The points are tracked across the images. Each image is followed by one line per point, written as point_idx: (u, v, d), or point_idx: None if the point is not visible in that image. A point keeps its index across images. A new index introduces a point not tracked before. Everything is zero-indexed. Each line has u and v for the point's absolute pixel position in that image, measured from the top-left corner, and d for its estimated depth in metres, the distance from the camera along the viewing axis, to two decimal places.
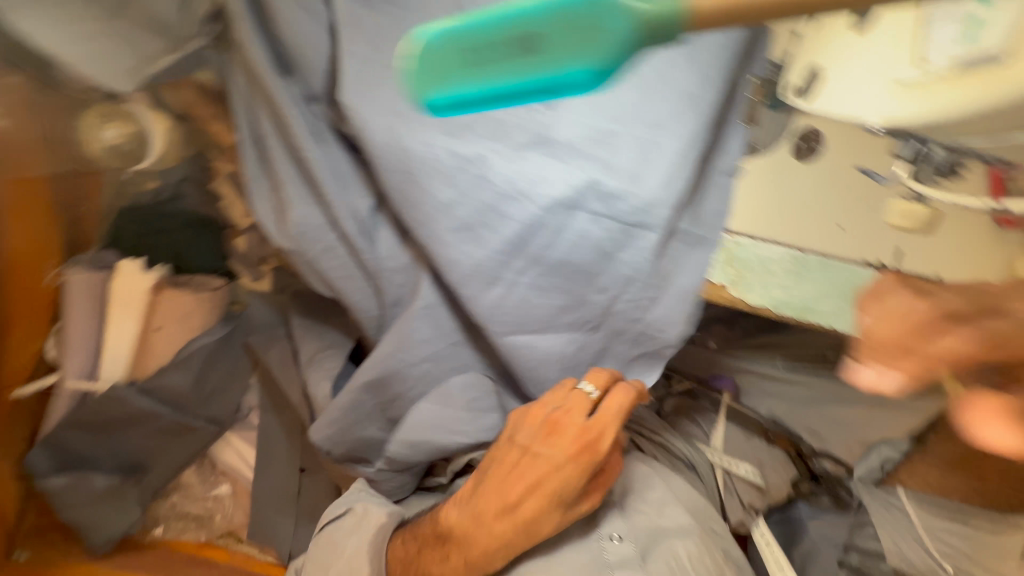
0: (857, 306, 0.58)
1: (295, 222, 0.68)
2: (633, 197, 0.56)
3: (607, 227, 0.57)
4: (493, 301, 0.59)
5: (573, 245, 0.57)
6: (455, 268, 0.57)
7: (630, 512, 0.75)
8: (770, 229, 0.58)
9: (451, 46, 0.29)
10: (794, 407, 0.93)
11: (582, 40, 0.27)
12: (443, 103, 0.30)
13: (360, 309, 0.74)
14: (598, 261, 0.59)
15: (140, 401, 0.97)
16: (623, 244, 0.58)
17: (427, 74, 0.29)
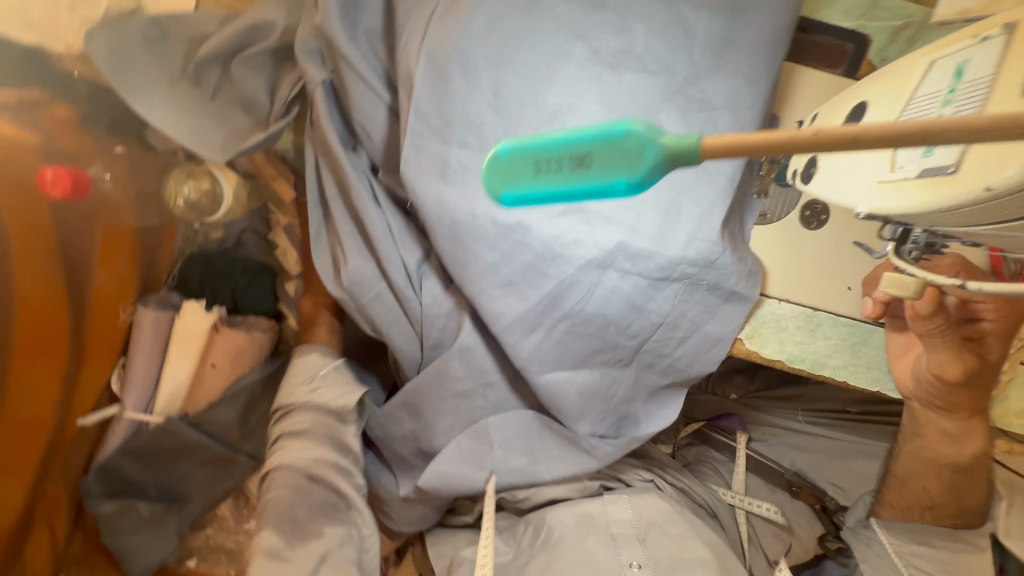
0: (861, 359, 0.64)
1: (351, 271, 0.77)
2: (662, 255, 0.59)
3: (637, 283, 0.61)
4: (532, 349, 0.66)
5: (605, 300, 0.62)
6: (499, 320, 0.64)
7: (652, 545, 0.74)
8: (785, 288, 0.63)
9: (523, 155, 0.31)
10: (817, 460, 0.97)
11: (631, 161, 0.28)
12: (509, 200, 0.31)
13: (402, 350, 0.82)
14: (629, 314, 0.63)
15: (191, 433, 1.04)
16: (652, 297, 0.62)
17: (498, 181, 0.32)
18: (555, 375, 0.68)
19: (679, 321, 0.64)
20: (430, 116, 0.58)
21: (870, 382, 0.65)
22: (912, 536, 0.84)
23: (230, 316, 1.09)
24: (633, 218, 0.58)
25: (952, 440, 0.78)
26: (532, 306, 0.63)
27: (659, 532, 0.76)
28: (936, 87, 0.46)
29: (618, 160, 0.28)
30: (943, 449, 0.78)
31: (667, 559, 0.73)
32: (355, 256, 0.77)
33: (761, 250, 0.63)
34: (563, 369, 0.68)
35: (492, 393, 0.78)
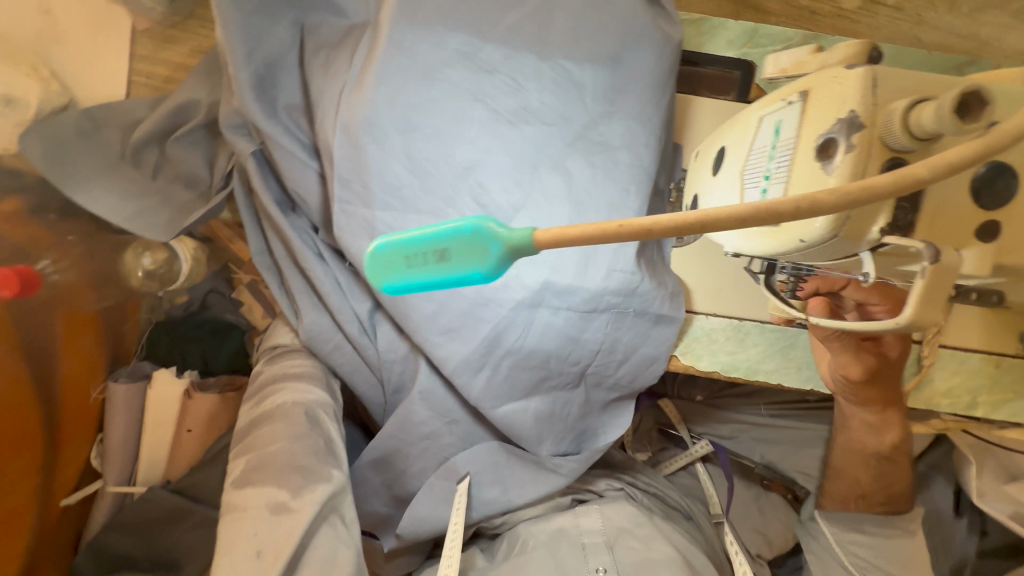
0: (795, 360, 0.67)
1: (306, 327, 0.78)
2: (586, 289, 0.63)
3: (568, 317, 0.65)
4: (482, 387, 0.68)
5: (541, 335, 0.65)
6: (448, 363, 0.67)
7: (619, 550, 0.75)
8: (711, 303, 0.67)
9: (393, 251, 0.34)
10: (786, 451, 1.00)
11: (480, 253, 0.31)
12: (389, 290, 0.34)
13: (366, 397, 0.84)
14: (566, 345, 0.66)
15: (174, 499, 1.03)
16: (585, 328, 0.65)
17: (379, 273, 0.34)
18: (510, 409, 0.70)
19: (615, 347, 0.67)
20: (352, 183, 0.61)
21: (805, 381, 0.68)
22: (850, 528, 0.85)
23: (202, 379, 1.10)
24: (555, 257, 0.62)
25: (874, 431, 0.81)
26: (475, 349, 0.66)
27: (627, 536, 0.77)
28: (766, 139, 0.46)
29: (472, 253, 0.31)
30: (867, 440, 0.81)
31: (634, 563, 0.73)
32: (310, 311, 0.78)
33: (681, 270, 0.68)
34: (515, 402, 0.70)
35: (457, 429, 0.80)
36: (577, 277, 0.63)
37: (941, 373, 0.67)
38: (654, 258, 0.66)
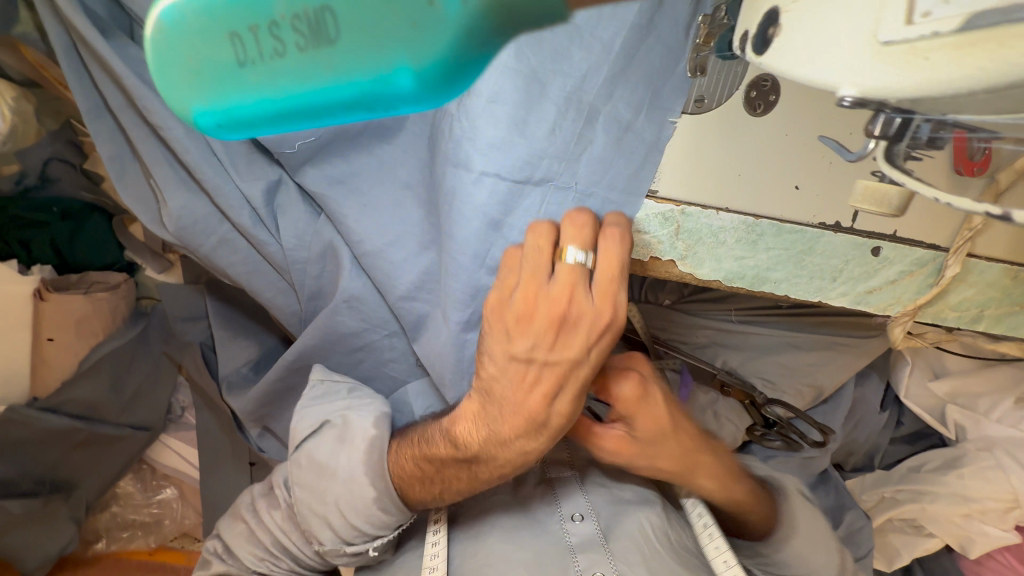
0: (804, 267, 0.55)
1: (173, 214, 0.57)
2: (526, 151, 0.50)
3: (494, 189, 0.51)
4: (421, 273, 0.58)
5: (456, 210, 0.52)
6: (370, 241, 0.57)
7: (592, 490, 0.72)
8: (719, 195, 0.51)
9: (224, 34, 0.25)
10: (751, 356, 0.95)
11: (395, 27, 0.24)
12: (224, 114, 0.27)
13: (277, 307, 0.66)
14: (486, 231, 0.53)
15: (48, 419, 0.87)
16: (514, 210, 0.52)
17: (190, 85, 0.27)
18: (421, 307, 0.60)
19: (527, 245, 0.52)
20: None
21: (811, 292, 0.57)
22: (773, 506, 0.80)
23: (57, 277, 0.87)
24: (521, 111, 0.49)
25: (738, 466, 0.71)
26: (404, 225, 0.57)
27: (598, 473, 0.74)
28: None
29: (320, 63, 0.25)
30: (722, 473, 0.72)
31: (608, 507, 0.71)
32: (176, 192, 0.57)
33: (690, 151, 0.50)
34: (427, 297, 0.59)
35: (396, 342, 0.66)
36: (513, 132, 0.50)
37: (957, 284, 0.58)
38: (645, 137, 0.50)
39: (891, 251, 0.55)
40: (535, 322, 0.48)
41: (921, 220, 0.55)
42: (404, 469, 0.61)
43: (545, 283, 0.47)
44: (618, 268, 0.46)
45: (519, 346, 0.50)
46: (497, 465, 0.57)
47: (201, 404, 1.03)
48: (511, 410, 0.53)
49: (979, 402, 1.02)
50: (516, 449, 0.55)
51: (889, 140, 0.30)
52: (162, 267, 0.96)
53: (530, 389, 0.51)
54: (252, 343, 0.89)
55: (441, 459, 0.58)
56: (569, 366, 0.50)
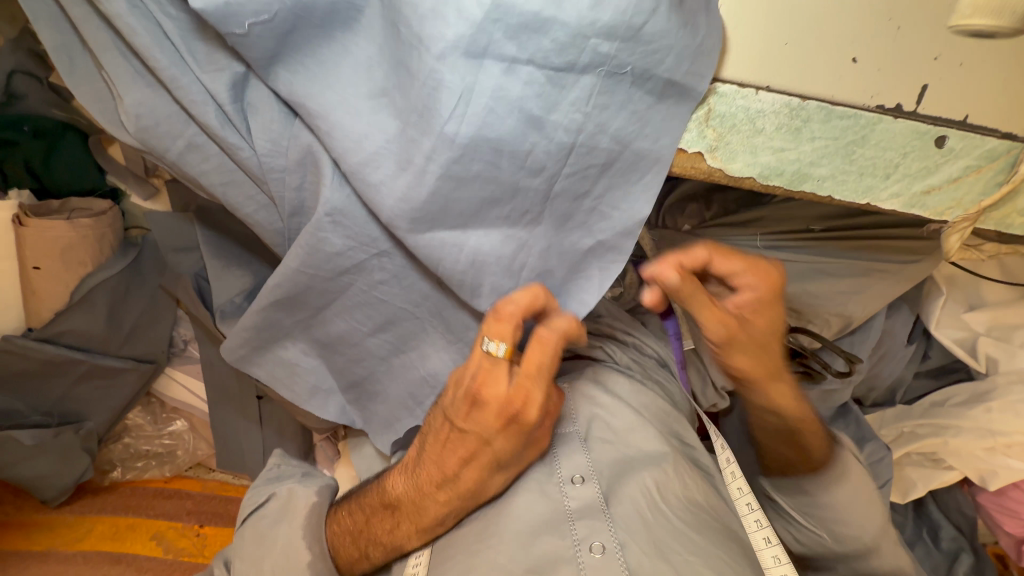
0: (853, 163, 0.48)
1: (130, 112, 0.51)
2: (567, 29, 0.42)
3: (530, 80, 0.44)
4: (402, 195, 0.49)
5: (485, 111, 0.45)
6: (345, 159, 0.49)
7: (595, 446, 0.71)
8: (764, 66, 0.44)
9: None
10: (782, 288, 0.89)
11: None
12: None
13: (259, 224, 0.60)
14: (525, 133, 0.46)
15: (46, 349, 0.86)
16: (557, 105, 0.45)
17: None
18: (426, 237, 0.51)
19: (556, 139, 0.46)
20: None
21: (860, 194, 0.50)
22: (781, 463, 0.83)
23: (37, 202, 0.82)
24: None
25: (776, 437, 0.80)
26: (390, 142, 0.48)
27: (603, 426, 0.73)
28: None
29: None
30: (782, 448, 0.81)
31: (611, 467, 0.69)
32: (130, 85, 0.50)
33: (735, 16, 0.43)
34: (449, 231, 0.51)
35: (389, 263, 0.61)
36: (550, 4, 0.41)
37: None
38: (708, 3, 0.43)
39: (958, 141, 0.47)
40: (483, 409, 0.56)
41: (997, 101, 0.46)
42: (341, 527, 0.71)
43: (474, 369, 0.56)
44: (531, 370, 0.54)
45: (441, 432, 0.62)
46: (418, 511, 0.66)
47: (202, 337, 1.01)
48: (430, 474, 0.64)
49: (1013, 334, 0.95)
50: (435, 501, 0.65)
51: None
52: (148, 195, 0.90)
53: (456, 460, 0.62)
54: (246, 273, 0.85)
55: (373, 509, 0.70)
56: (475, 436, 0.59)
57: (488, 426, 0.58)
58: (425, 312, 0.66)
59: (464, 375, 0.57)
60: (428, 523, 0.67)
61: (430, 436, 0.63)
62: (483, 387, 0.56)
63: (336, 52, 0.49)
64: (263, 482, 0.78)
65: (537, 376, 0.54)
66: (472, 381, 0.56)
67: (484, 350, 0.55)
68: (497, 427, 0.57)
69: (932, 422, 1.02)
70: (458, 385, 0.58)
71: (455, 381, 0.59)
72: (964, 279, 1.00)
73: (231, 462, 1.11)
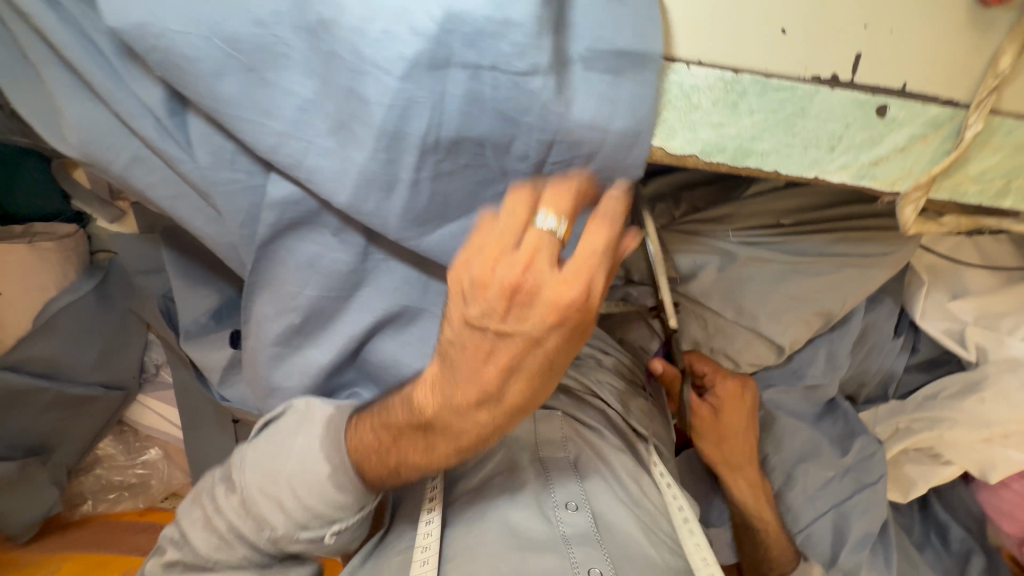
0: (797, 137, 0.48)
1: (72, 126, 0.51)
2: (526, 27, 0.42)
3: (495, 84, 0.44)
4: (400, 209, 0.51)
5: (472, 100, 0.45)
6: (332, 193, 0.50)
7: (585, 473, 0.73)
8: (691, 44, 0.44)
9: None
10: (760, 287, 0.86)
11: None
12: None
13: (211, 237, 0.60)
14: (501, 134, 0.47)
15: (10, 378, 0.84)
16: (527, 113, 0.45)
17: None
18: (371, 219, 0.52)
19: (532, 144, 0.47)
20: None
21: (806, 168, 0.50)
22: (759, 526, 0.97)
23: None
24: None
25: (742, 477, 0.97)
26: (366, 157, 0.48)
27: (592, 461, 0.75)
28: None
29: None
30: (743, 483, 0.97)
31: (601, 497, 0.70)
32: (70, 99, 0.50)
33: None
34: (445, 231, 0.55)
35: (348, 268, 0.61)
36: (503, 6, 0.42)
37: (979, 148, 0.50)
38: None
39: (899, 110, 0.47)
40: (532, 306, 0.51)
41: (934, 71, 0.46)
42: (362, 439, 0.66)
43: (521, 232, 0.50)
44: (594, 250, 0.50)
45: (478, 330, 0.54)
46: (455, 434, 0.61)
47: (174, 361, 0.99)
48: (463, 386, 0.58)
49: (1002, 322, 0.92)
50: (473, 416, 0.60)
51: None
52: (112, 217, 0.88)
53: (497, 372, 0.56)
54: (211, 291, 0.83)
55: (401, 428, 0.63)
56: (521, 340, 0.53)
57: (534, 324, 0.52)
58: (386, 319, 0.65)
59: (504, 258, 0.50)
60: (463, 442, 0.62)
61: (462, 343, 0.55)
62: (533, 276, 0.50)
63: (255, 80, 0.46)
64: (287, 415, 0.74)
65: (600, 261, 0.50)
66: (513, 272, 0.50)
67: (535, 225, 0.49)
68: (548, 325, 0.52)
69: (925, 416, 0.99)
70: (494, 255, 0.50)
71: (477, 279, 0.51)
72: (944, 268, 0.98)
73: None
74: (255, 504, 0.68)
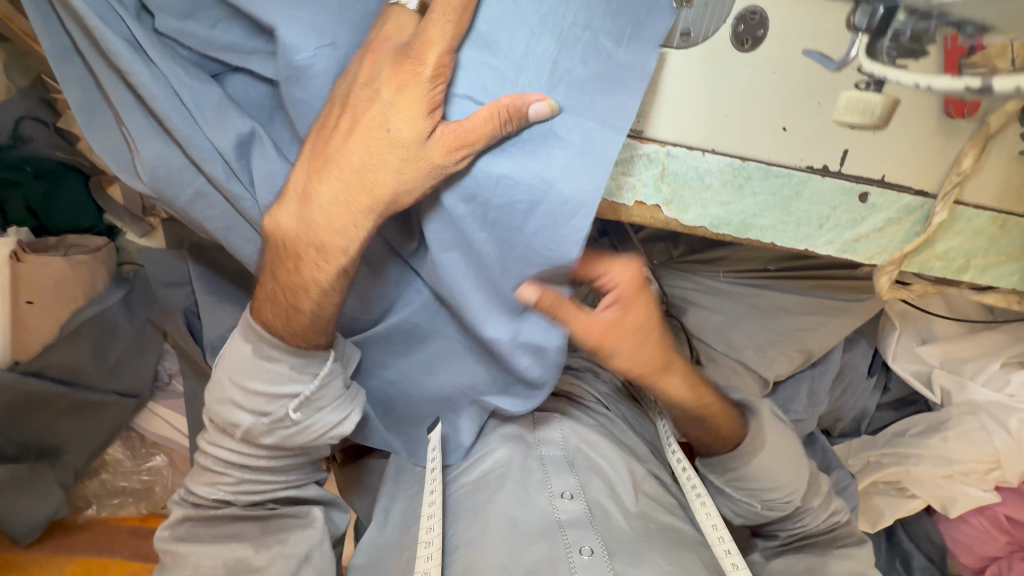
0: (791, 215, 0.55)
1: (146, 163, 0.56)
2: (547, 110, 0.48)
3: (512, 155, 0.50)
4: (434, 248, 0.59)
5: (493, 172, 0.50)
6: None
7: (580, 469, 0.75)
8: (705, 134, 0.50)
9: None
10: (748, 325, 0.94)
11: None
12: None
13: (257, 265, 0.65)
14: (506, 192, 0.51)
15: (32, 383, 0.87)
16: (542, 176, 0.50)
17: None
18: None
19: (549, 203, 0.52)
20: None
21: (798, 241, 0.57)
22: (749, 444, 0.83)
23: (34, 239, 0.86)
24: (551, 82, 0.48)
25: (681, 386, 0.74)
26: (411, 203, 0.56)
27: (586, 455, 0.77)
28: None
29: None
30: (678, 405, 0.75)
31: (597, 489, 0.73)
32: (146, 140, 0.56)
33: (681, 92, 0.49)
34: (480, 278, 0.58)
35: None
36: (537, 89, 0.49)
37: (944, 232, 0.58)
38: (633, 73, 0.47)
39: (878, 197, 0.55)
40: (381, 70, 0.50)
41: (907, 166, 0.54)
42: (269, 309, 0.60)
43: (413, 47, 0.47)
44: (499, 119, 0.47)
45: (344, 141, 0.52)
46: (323, 255, 0.56)
47: (187, 371, 1.02)
48: (319, 198, 0.54)
49: (965, 366, 1.03)
50: (332, 246, 0.56)
51: (873, 33, 0.46)
52: (143, 232, 0.93)
53: (371, 155, 0.51)
54: (237, 308, 0.87)
55: (277, 274, 0.59)
56: (370, 130, 0.51)
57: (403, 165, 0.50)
58: None
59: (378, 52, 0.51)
60: (351, 181, 0.53)
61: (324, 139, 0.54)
62: (388, 159, 0.51)
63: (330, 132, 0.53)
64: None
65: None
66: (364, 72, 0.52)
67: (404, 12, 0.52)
68: (402, 98, 0.49)
69: (895, 452, 1.06)
70: (362, 78, 0.51)
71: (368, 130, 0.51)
72: (916, 315, 1.06)
73: None
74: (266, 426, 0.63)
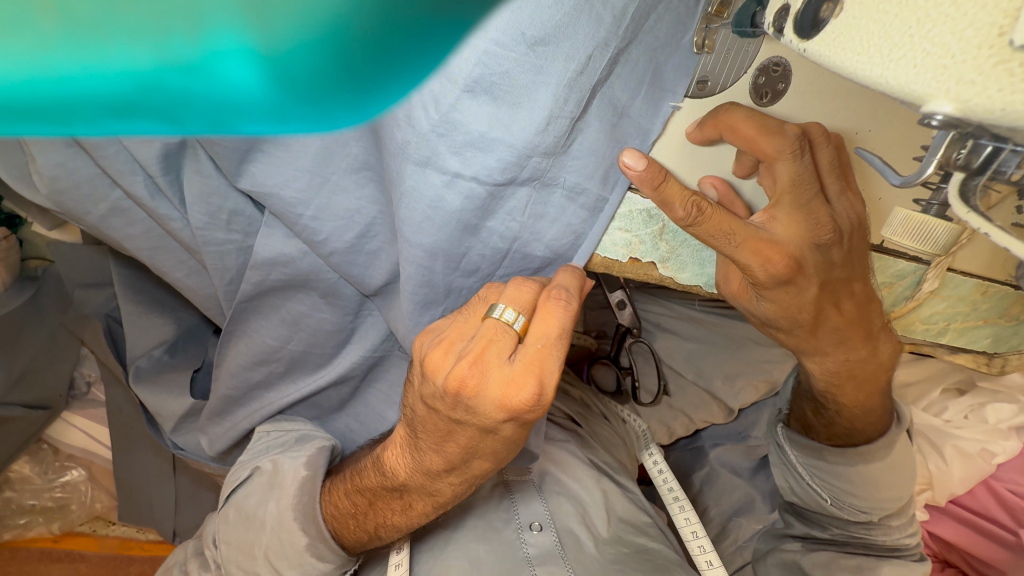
0: None
1: (44, 173, 0.46)
2: (511, 150, 0.40)
3: (470, 194, 0.42)
4: (386, 278, 0.51)
5: (426, 215, 0.43)
6: (351, 269, 0.51)
7: (550, 498, 0.70)
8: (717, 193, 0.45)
9: None
10: (720, 353, 0.88)
11: None
12: None
13: (189, 289, 0.56)
14: (461, 235, 0.45)
15: None
16: (494, 215, 0.44)
17: None
18: (360, 270, 0.51)
19: (512, 243, 0.46)
20: None
21: None
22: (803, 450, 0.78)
23: None
24: (535, 127, 0.39)
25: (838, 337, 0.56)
26: (368, 229, 0.48)
27: (557, 480, 0.72)
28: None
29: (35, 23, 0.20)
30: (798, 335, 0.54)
31: (570, 521, 0.68)
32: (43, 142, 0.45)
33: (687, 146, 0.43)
34: (438, 310, 0.51)
35: (335, 333, 0.58)
36: (501, 130, 0.39)
37: (931, 298, 0.57)
38: (645, 128, 0.41)
39: (877, 262, 0.52)
40: (444, 373, 0.43)
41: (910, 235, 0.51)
42: (338, 504, 0.59)
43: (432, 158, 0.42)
44: (544, 350, 0.42)
45: (431, 390, 0.44)
46: (429, 495, 0.53)
47: (108, 379, 0.90)
48: (428, 448, 0.49)
49: (908, 392, 0.89)
50: (448, 484, 0.51)
51: (969, 173, 0.22)
52: (54, 223, 0.77)
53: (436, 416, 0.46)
54: (168, 320, 0.75)
55: (373, 491, 0.55)
56: (457, 429, 0.46)
57: (463, 430, 0.46)
58: (367, 378, 0.63)
59: (443, 335, 0.45)
60: (425, 437, 0.48)
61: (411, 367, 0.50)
62: (494, 377, 0.42)
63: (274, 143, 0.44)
64: (243, 443, 0.72)
65: (554, 355, 0.42)
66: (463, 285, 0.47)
67: None
68: (455, 405, 0.43)
69: None
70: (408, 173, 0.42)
71: (427, 363, 0.44)
72: None
73: (135, 517, 1.00)
74: (226, 558, 0.62)
